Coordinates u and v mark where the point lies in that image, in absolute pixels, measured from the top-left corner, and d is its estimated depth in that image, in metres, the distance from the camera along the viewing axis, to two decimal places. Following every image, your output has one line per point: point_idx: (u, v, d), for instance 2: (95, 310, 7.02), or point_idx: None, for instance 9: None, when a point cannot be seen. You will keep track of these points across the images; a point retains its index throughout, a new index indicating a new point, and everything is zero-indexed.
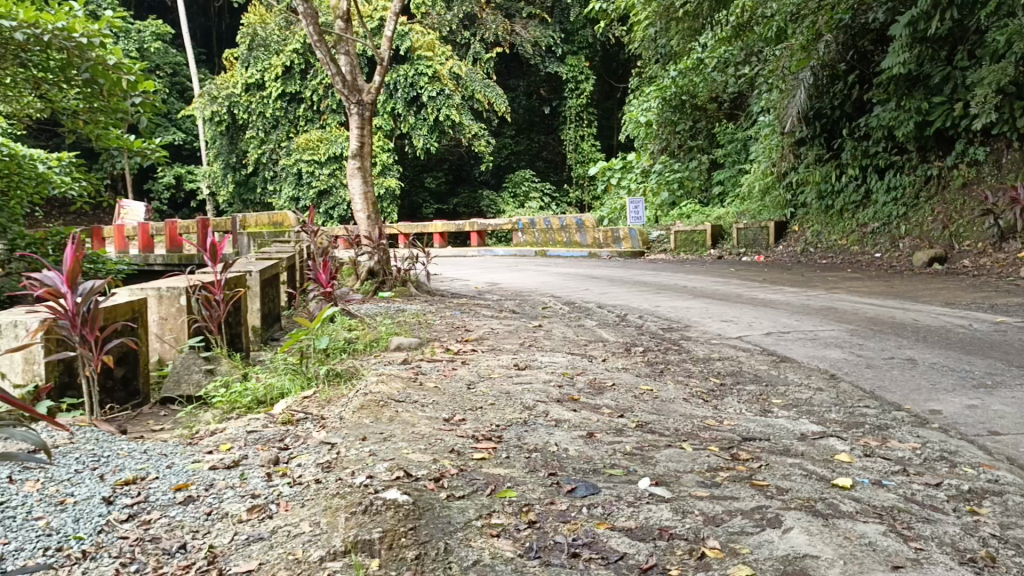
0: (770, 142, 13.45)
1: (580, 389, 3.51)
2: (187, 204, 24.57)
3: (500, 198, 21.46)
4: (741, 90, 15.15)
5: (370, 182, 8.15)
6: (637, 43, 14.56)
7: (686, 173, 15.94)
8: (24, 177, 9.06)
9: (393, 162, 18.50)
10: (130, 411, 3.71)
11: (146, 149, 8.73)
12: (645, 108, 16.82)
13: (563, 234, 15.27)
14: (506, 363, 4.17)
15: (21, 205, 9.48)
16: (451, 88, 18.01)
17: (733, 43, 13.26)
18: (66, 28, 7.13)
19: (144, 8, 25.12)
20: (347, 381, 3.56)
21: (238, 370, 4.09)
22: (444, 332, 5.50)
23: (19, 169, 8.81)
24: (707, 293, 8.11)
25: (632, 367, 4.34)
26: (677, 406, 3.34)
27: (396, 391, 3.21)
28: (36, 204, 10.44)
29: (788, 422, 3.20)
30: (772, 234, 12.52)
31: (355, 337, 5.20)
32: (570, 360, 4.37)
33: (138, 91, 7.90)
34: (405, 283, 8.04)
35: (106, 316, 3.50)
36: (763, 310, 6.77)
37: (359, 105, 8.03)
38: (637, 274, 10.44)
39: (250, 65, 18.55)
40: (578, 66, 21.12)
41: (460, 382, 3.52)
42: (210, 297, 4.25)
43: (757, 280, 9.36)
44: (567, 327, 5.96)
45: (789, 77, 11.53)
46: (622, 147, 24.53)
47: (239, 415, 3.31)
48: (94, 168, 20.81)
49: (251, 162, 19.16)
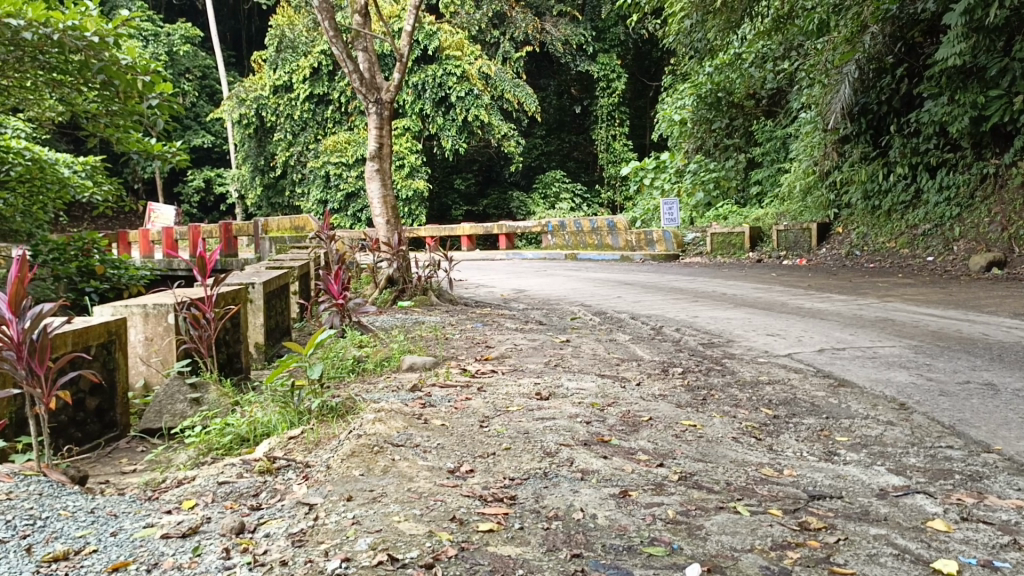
0: (812, 139, 12.53)
1: (611, 427, 3.01)
2: (217, 207, 24.39)
3: (530, 199, 20.98)
4: (781, 85, 14.50)
5: (390, 185, 7.71)
6: (672, 38, 13.99)
7: (722, 172, 15.35)
8: (48, 182, 8.80)
9: (421, 164, 18.11)
10: (101, 449, 3.31)
11: (167, 153, 8.37)
12: (679, 106, 16.22)
13: (594, 236, 14.75)
14: (527, 391, 3.69)
15: (45, 210, 9.23)
16: (480, 88, 17.60)
17: (773, 37, 12.66)
18: (79, 27, 6.72)
19: (175, 11, 25.07)
20: (342, 415, 3.09)
21: (227, 399, 3.64)
22: (462, 349, 5.03)
23: (42, 175, 8.55)
24: (748, 302, 7.56)
25: (671, 395, 3.83)
26: (726, 449, 2.83)
27: (395, 431, 2.74)
28: (60, 210, 10.21)
29: (862, 472, 2.69)
30: (814, 237, 11.88)
31: (365, 356, 4.77)
32: (600, 386, 3.87)
33: (153, 93, 7.44)
34: (426, 292, 7.57)
35: (70, 339, 3.12)
36: (812, 321, 6.20)
37: (377, 104, 7.61)
38: (672, 280, 9.91)
39: (278, 67, 18.26)
40: (610, 64, 20.59)
41: (470, 418, 3.04)
42: (199, 316, 3.80)
43: (802, 286, 8.76)
44: (597, 342, 5.46)
45: (833, 71, 10.89)
46: (655, 146, 23.95)
47: (215, 458, 2.85)
48: (126, 171, 20.75)
49: (279, 164, 18.85)
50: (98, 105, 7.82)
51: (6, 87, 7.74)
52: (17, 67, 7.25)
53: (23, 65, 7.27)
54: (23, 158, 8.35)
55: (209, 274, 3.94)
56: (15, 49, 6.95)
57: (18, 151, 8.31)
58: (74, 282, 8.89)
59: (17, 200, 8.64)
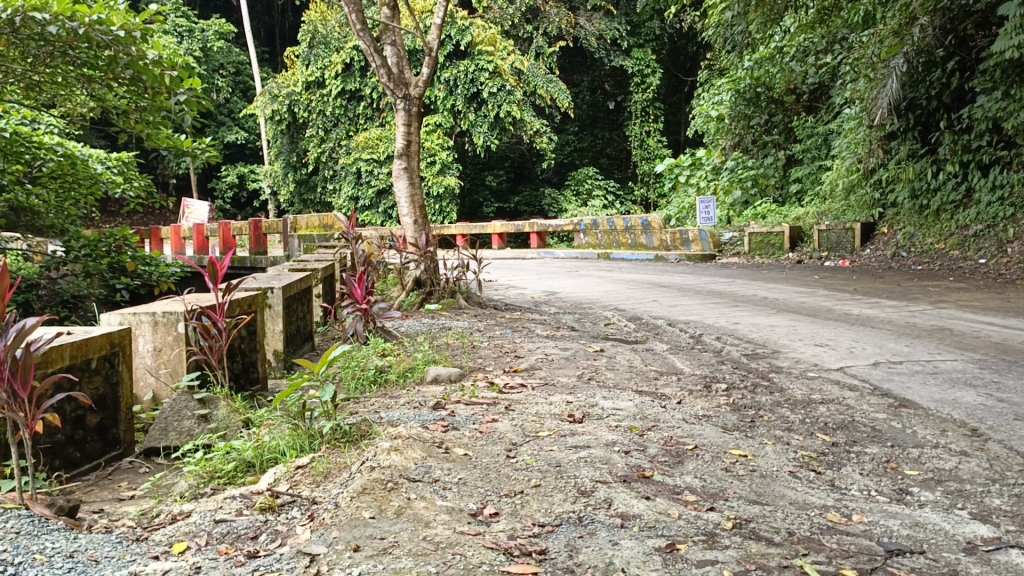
0: (855, 136, 12.03)
1: (653, 457, 2.71)
2: (250, 203, 24.40)
3: (563, 196, 20.63)
4: (822, 80, 14.04)
5: (418, 184, 7.44)
6: (710, 30, 13.55)
7: (761, 170, 14.93)
8: (81, 178, 8.68)
9: (453, 161, 17.85)
10: (100, 470, 3.10)
11: (198, 149, 8.17)
12: (716, 102, 15.76)
13: (628, 235, 14.35)
14: (560, 411, 3.40)
15: (77, 206, 9.11)
16: (512, 83, 17.29)
17: (815, 30, 12.21)
18: (106, 21, 6.53)
19: (210, 7, 25.18)
20: (356, 440, 2.81)
21: (238, 415, 3.39)
22: (490, 360, 4.75)
23: (73, 170, 8.45)
24: (792, 308, 7.19)
25: (716, 416, 3.51)
26: (784, 488, 2.51)
27: (413, 462, 2.47)
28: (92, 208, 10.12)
29: (943, 519, 2.35)
30: (858, 237, 11.42)
31: (388, 366, 4.50)
32: (639, 406, 3.55)
33: (182, 88, 7.24)
34: (454, 294, 7.28)
35: (66, 354, 2.92)
36: (862, 330, 5.83)
37: (406, 99, 7.35)
38: (710, 283, 9.54)
39: (311, 63, 18.13)
40: (645, 59, 20.16)
41: (497, 446, 2.76)
42: (209, 326, 3.56)
43: (849, 291, 8.34)
44: (633, 352, 5.15)
45: (879, 66, 10.37)
46: (690, 142, 23.48)
47: (216, 489, 2.59)
48: (162, 166, 20.81)
49: (311, 161, 18.69)
50: (128, 100, 7.63)
51: (37, 83, 7.60)
52: (48, 62, 7.11)
53: (54, 60, 7.09)
54: (56, 154, 8.25)
55: (220, 281, 3.69)
56: (45, 44, 6.79)
57: (51, 147, 8.21)
58: (105, 278, 8.83)
59: (51, 196, 8.53)
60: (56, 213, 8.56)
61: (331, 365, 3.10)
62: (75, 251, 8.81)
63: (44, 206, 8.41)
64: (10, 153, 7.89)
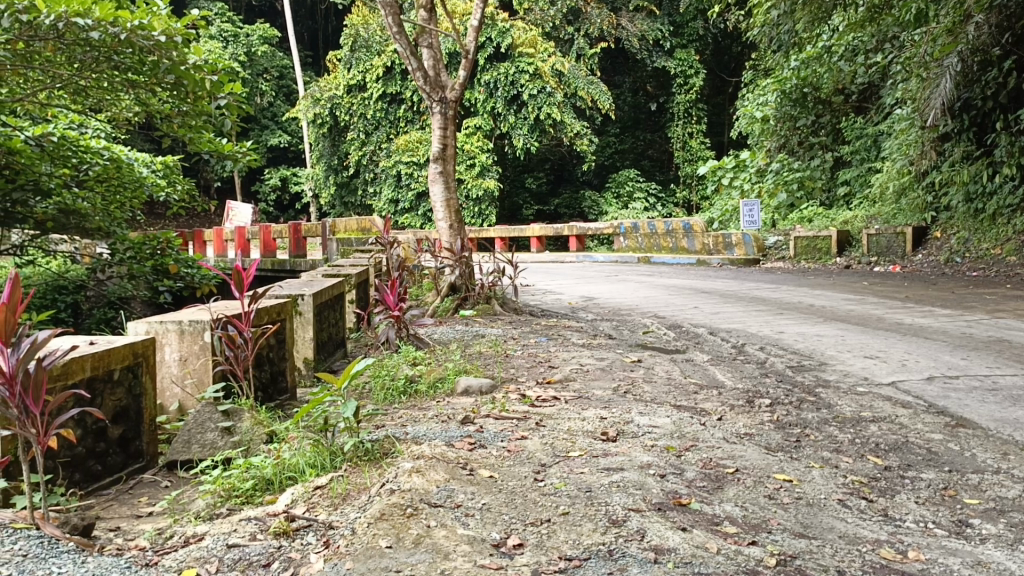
0: (907, 137, 11.74)
1: (691, 482, 2.56)
2: (293, 206, 24.58)
3: (603, 198, 20.41)
4: (871, 79, 13.68)
5: (453, 188, 7.34)
6: (755, 29, 13.25)
7: (807, 172, 14.55)
8: (126, 181, 8.73)
9: (493, 163, 17.75)
10: (122, 483, 3.03)
11: (239, 153, 8.13)
12: (761, 103, 15.43)
13: (669, 239, 14.05)
14: (594, 428, 3.26)
15: (122, 209, 9.15)
16: (553, 85, 17.14)
17: (865, 29, 11.84)
18: (148, 26, 6.52)
19: (255, 12, 25.46)
20: (378, 459, 2.69)
21: (263, 427, 3.29)
22: (523, 370, 4.61)
23: (119, 174, 8.47)
24: (840, 316, 6.94)
25: (759, 435, 3.34)
26: (834, 520, 2.33)
27: (435, 485, 2.34)
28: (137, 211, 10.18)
29: (1008, 557, 2.16)
30: (909, 242, 11.06)
31: (419, 375, 4.40)
32: (676, 423, 3.39)
33: (222, 93, 7.24)
34: (490, 300, 7.18)
35: (86, 365, 2.84)
36: (915, 341, 5.57)
37: (442, 102, 7.26)
38: (754, 289, 9.29)
39: (353, 66, 18.19)
40: (688, 60, 19.86)
41: (526, 466, 2.63)
42: (234, 336, 3.47)
43: (900, 298, 8.05)
44: (673, 363, 4.98)
45: (931, 65, 10.00)
46: (733, 144, 23.12)
47: (233, 509, 2.49)
48: (206, 169, 21.06)
49: (351, 164, 18.72)
50: (171, 104, 7.64)
51: (83, 88, 7.56)
52: (94, 68, 7.05)
53: (99, 66, 7.05)
54: (102, 158, 8.23)
55: (246, 289, 3.60)
56: (91, 49, 6.78)
57: (97, 150, 8.21)
58: (148, 280, 8.91)
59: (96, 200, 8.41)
60: (102, 217, 8.50)
61: (355, 379, 2.97)
62: (119, 254, 8.88)
63: (90, 210, 8.29)
64: (58, 156, 7.86)
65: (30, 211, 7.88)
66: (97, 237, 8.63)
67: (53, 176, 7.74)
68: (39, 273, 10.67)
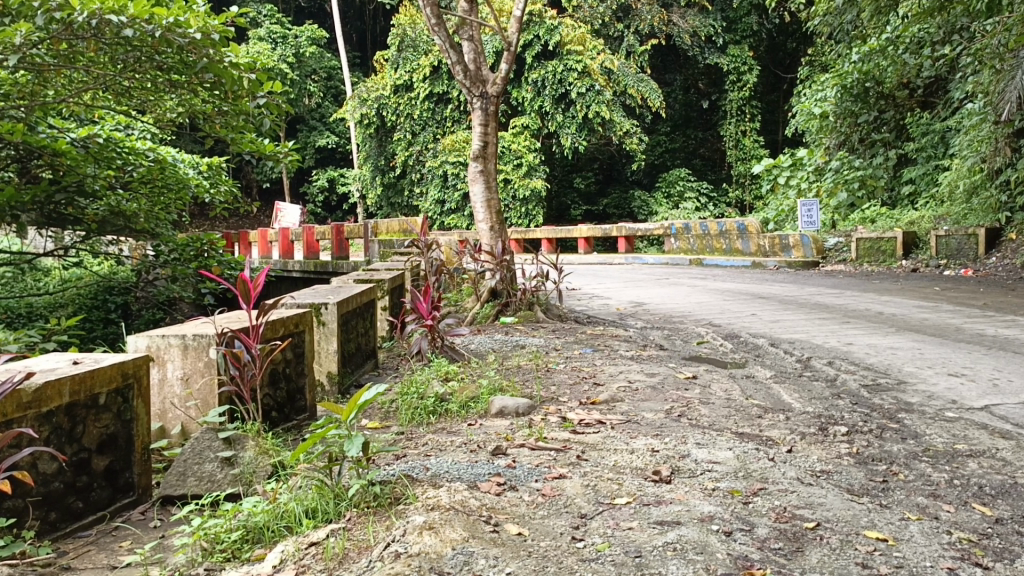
0: (978, 132, 10.91)
1: (764, 543, 2.10)
2: (341, 207, 24.51)
3: (653, 198, 19.84)
4: (939, 72, 12.93)
5: (495, 188, 6.94)
6: (814, 19, 12.56)
7: (869, 170, 13.78)
8: (172, 184, 8.45)
9: (540, 163, 17.29)
10: (105, 522, 2.69)
11: (280, 153, 7.82)
12: (819, 99, 14.70)
13: (722, 240, 13.45)
14: (643, 464, 2.81)
15: (167, 211, 8.91)
16: (602, 83, 16.60)
17: (931, 19, 11.04)
18: (184, 24, 6.17)
19: (305, 14, 25.43)
20: (387, 506, 2.27)
21: (267, 456, 2.89)
22: (564, 389, 4.17)
23: (165, 176, 8.17)
24: (914, 326, 6.34)
25: (839, 473, 2.86)
26: None
27: (449, 548, 1.93)
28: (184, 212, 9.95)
29: None
30: (982, 244, 10.32)
31: (450, 393, 3.99)
32: (740, 458, 2.91)
33: (261, 92, 6.80)
34: (532, 306, 6.74)
35: (61, 391, 2.50)
36: (1004, 356, 4.99)
37: (483, 97, 6.84)
38: (817, 294, 8.68)
39: (399, 66, 17.94)
40: (741, 56, 19.10)
41: (564, 519, 2.20)
42: (240, 353, 3.09)
43: (978, 305, 7.38)
44: (732, 380, 4.48)
45: (1007, 55, 9.22)
46: (788, 142, 22.34)
47: (213, 568, 2.11)
48: (253, 171, 21.04)
49: (398, 164, 18.44)
50: (211, 104, 7.28)
51: (126, 88, 7.23)
52: (135, 69, 6.72)
53: (140, 66, 6.71)
54: (146, 159, 7.98)
55: (254, 301, 3.20)
56: (131, 49, 6.45)
57: (141, 152, 7.96)
58: (192, 282, 8.74)
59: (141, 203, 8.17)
60: (147, 218, 8.26)
61: (364, 408, 2.48)
62: (163, 257, 8.68)
63: (137, 210, 8.04)
64: (104, 157, 7.54)
65: (81, 212, 7.68)
66: (142, 238, 8.42)
67: (98, 177, 7.43)
68: (87, 275, 10.56)
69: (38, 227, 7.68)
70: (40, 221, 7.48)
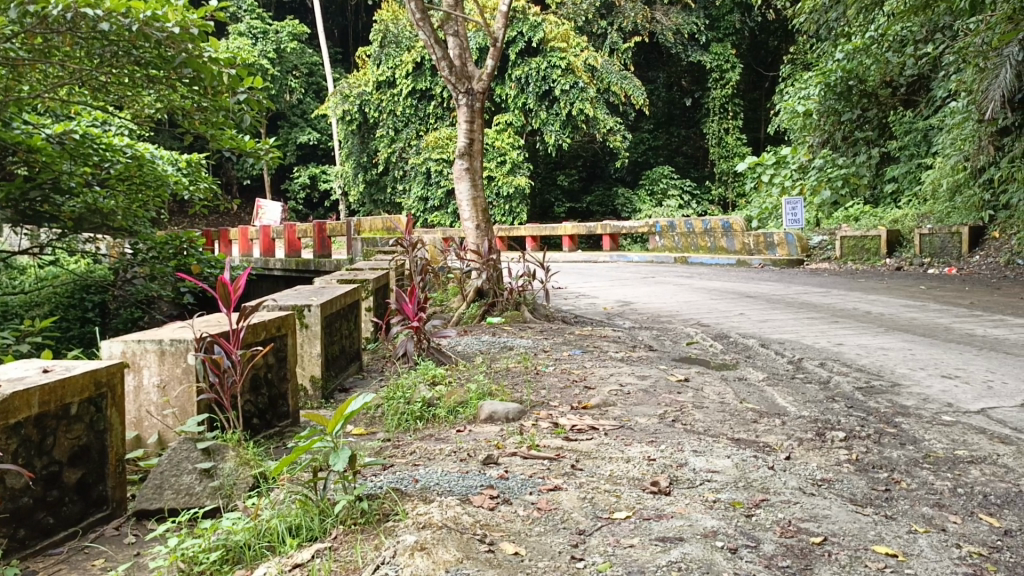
0: (962, 131, 10.90)
1: (771, 560, 2.01)
2: (322, 203, 24.28)
3: (636, 196, 19.78)
4: (922, 71, 12.93)
5: (481, 186, 6.83)
6: (799, 17, 12.51)
7: (852, 168, 13.79)
8: (150, 180, 8.27)
9: (523, 160, 17.18)
10: (77, 538, 2.56)
11: (261, 151, 7.66)
12: (803, 96, 14.68)
13: (707, 238, 13.40)
14: (640, 473, 2.71)
15: (145, 209, 8.73)
16: (586, 80, 16.50)
17: (914, 18, 11.01)
18: (161, 18, 5.99)
19: (285, 9, 25.15)
20: (374, 522, 2.16)
21: (248, 467, 2.77)
22: (554, 392, 4.07)
23: (142, 173, 7.99)
24: (903, 326, 6.29)
25: (840, 482, 2.78)
26: None
27: (443, 570, 1.83)
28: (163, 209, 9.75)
29: None
30: (965, 242, 10.32)
31: (437, 397, 3.87)
32: (739, 467, 2.82)
33: (242, 88, 6.62)
34: (519, 306, 6.62)
35: (29, 402, 2.36)
36: (995, 357, 4.94)
37: (468, 94, 6.71)
38: (803, 293, 8.64)
39: (382, 62, 17.77)
40: (724, 54, 19.05)
41: (562, 536, 2.09)
42: (220, 359, 2.97)
43: (965, 304, 7.35)
44: (725, 383, 4.40)
45: (990, 54, 9.19)
46: (770, 140, 22.38)
47: None
48: (233, 168, 20.77)
49: (381, 161, 18.25)
50: (191, 100, 7.10)
51: (103, 84, 7.04)
52: (112, 64, 6.54)
53: (115, 62, 6.52)
54: (123, 156, 7.79)
55: (234, 304, 3.08)
56: (107, 44, 6.26)
57: (119, 149, 7.78)
58: (171, 281, 8.56)
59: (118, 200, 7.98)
60: (125, 216, 8.05)
61: (351, 419, 2.37)
62: (141, 256, 8.49)
63: (115, 208, 7.75)
64: (80, 154, 7.34)
65: (56, 209, 7.39)
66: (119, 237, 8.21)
67: (74, 174, 7.19)
68: (63, 275, 10.34)
69: (12, 226, 7.43)
70: (14, 219, 7.14)
